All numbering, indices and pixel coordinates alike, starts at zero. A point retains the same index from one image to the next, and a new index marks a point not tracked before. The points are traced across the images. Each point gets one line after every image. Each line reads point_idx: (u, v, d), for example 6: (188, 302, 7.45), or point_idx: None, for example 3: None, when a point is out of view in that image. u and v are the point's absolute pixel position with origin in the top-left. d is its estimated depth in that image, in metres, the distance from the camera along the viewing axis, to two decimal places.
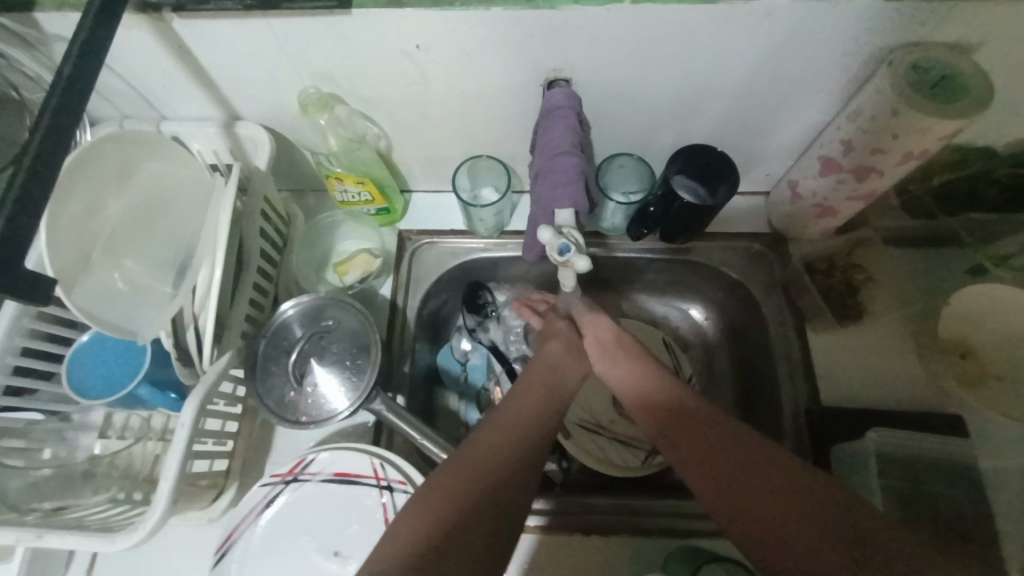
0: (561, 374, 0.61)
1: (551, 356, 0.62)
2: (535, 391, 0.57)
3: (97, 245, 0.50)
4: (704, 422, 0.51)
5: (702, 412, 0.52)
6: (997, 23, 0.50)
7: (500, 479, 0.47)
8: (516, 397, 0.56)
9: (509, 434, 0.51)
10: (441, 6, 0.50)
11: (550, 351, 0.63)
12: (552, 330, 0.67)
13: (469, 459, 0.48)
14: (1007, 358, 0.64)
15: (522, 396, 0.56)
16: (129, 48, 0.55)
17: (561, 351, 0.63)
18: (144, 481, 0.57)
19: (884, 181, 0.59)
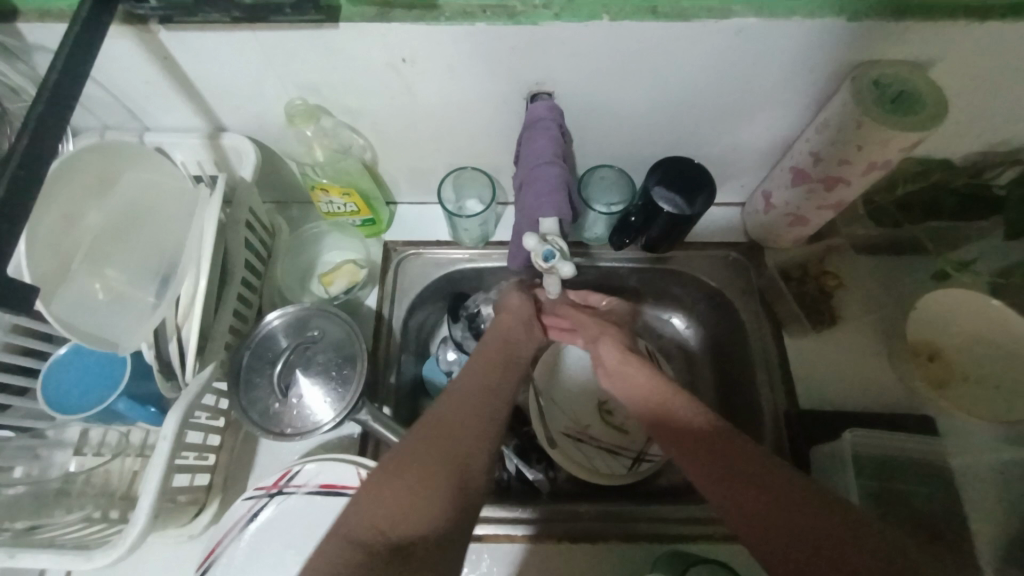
0: (515, 343, 0.64)
1: (505, 325, 0.66)
2: (491, 364, 0.59)
3: (77, 255, 0.49)
4: (716, 431, 0.49)
5: (713, 421, 0.50)
6: (958, 40, 0.51)
7: (464, 445, 0.49)
8: (472, 369, 0.58)
9: (471, 404, 0.53)
10: (427, 20, 0.50)
11: (507, 325, 0.66)
12: (507, 306, 0.69)
13: (435, 427, 0.49)
14: (975, 360, 0.65)
15: (481, 368, 0.58)
16: (110, 61, 0.55)
17: (516, 325, 0.66)
18: (121, 498, 0.58)
19: (851, 191, 0.60)
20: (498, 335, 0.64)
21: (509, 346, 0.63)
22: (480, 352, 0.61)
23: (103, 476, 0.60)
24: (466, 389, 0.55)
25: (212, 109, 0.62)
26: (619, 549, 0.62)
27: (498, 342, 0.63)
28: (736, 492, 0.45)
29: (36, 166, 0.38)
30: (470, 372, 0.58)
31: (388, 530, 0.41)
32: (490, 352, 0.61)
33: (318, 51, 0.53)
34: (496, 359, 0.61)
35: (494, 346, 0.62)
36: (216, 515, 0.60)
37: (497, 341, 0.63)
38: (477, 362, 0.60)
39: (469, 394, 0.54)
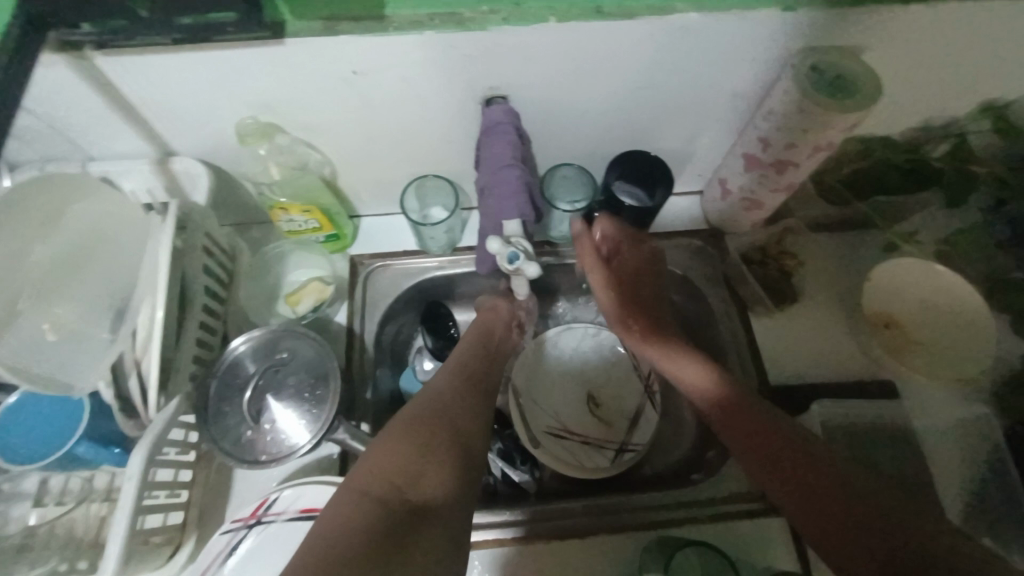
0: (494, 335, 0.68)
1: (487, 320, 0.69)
2: (472, 352, 0.64)
3: (21, 295, 0.47)
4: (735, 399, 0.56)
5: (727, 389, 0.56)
6: (886, 26, 0.54)
7: (459, 422, 0.54)
8: (454, 360, 0.63)
9: (460, 387, 0.58)
10: (376, 32, 0.50)
11: (487, 321, 0.70)
12: (491, 307, 0.72)
13: (430, 406, 0.54)
14: (926, 324, 0.69)
15: (462, 356, 0.63)
16: (44, 90, 0.52)
17: (499, 324, 0.70)
18: (90, 547, 0.56)
19: (802, 173, 0.63)
20: (480, 329, 0.68)
21: (489, 337, 0.68)
22: (460, 344, 0.66)
23: (68, 525, 0.57)
24: (453, 375, 0.60)
25: (159, 134, 0.60)
26: (611, 541, 0.63)
27: (477, 334, 0.67)
28: (772, 465, 0.51)
29: None
30: (452, 362, 0.62)
31: (404, 488, 0.45)
32: (469, 342, 0.66)
33: (266, 68, 0.52)
34: (476, 348, 0.65)
35: (473, 338, 0.67)
36: (194, 553, 0.58)
37: (476, 333, 0.67)
38: (457, 353, 0.65)
39: (457, 379, 0.59)
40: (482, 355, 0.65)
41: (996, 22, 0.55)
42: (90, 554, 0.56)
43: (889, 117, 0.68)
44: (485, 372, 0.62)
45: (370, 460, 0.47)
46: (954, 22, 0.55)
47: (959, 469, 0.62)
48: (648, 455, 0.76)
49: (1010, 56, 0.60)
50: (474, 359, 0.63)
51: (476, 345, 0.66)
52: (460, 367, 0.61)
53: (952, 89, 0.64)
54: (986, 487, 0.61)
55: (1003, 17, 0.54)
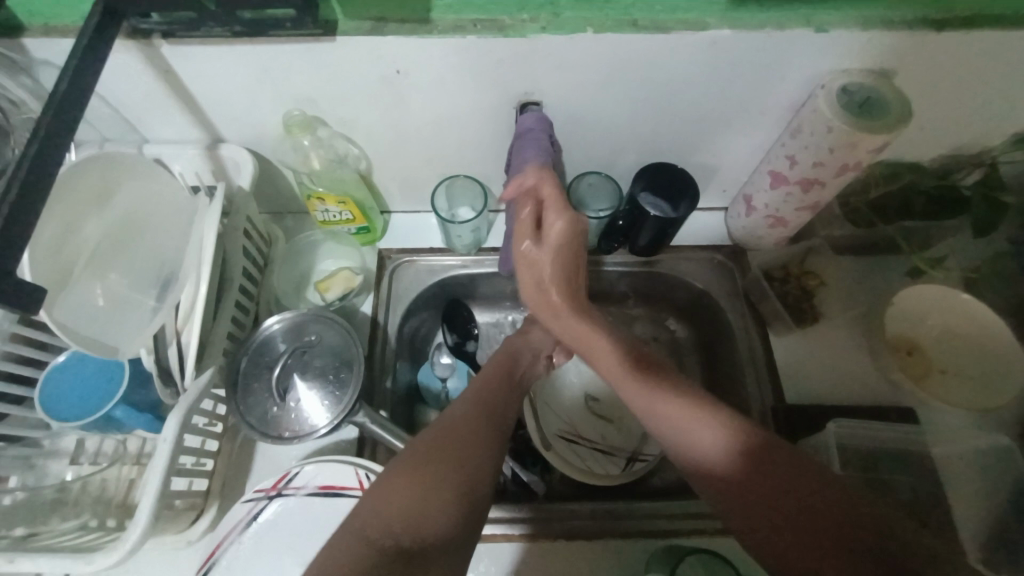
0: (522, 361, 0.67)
1: (518, 341, 0.69)
2: (494, 380, 0.62)
3: (79, 262, 0.50)
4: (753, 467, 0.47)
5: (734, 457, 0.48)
6: (919, 50, 0.55)
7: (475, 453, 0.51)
8: (477, 386, 0.61)
9: (474, 415, 0.55)
10: (420, 34, 0.53)
11: (515, 346, 0.68)
12: (524, 334, 0.70)
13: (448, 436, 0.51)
14: (948, 353, 0.68)
15: (484, 384, 0.61)
16: (113, 75, 0.57)
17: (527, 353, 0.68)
18: (118, 506, 0.59)
19: (828, 192, 0.63)
20: (509, 355, 0.67)
21: (517, 361, 0.66)
22: (485, 369, 0.64)
23: (100, 484, 0.60)
24: (469, 403, 0.57)
25: (210, 121, 0.64)
26: (617, 545, 0.63)
27: (506, 360, 0.66)
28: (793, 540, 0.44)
29: (43, 171, 0.39)
30: (474, 389, 0.60)
31: (401, 533, 0.43)
32: (494, 369, 0.64)
33: (315, 64, 0.55)
34: (502, 374, 0.63)
35: (499, 363, 0.65)
36: (213, 521, 0.60)
37: (505, 360, 0.65)
38: (480, 379, 0.63)
39: (473, 407, 0.56)
40: (504, 382, 0.62)
41: None
42: (117, 513, 0.58)
43: (919, 143, 0.68)
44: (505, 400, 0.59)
45: (376, 496, 0.46)
46: (989, 49, 0.55)
47: (978, 504, 0.61)
48: (659, 466, 0.77)
49: None
50: (499, 385, 0.61)
51: (501, 371, 0.64)
52: (478, 395, 0.58)
53: (984, 117, 0.64)
54: (1005, 523, 0.60)
55: None
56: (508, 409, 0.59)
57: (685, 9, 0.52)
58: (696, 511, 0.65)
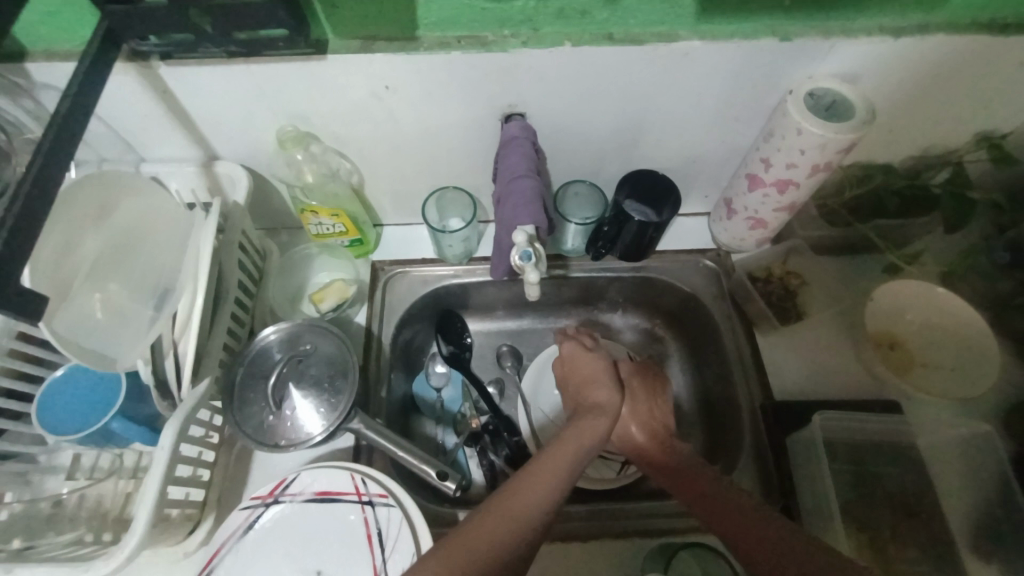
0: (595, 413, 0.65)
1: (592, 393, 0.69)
2: (543, 487, 0.51)
3: (75, 278, 0.51)
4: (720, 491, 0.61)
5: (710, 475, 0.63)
6: (880, 55, 0.58)
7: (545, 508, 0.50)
8: (526, 486, 0.50)
9: (538, 491, 0.50)
10: (407, 51, 0.55)
11: (572, 444, 0.58)
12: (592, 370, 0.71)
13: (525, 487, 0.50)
14: (928, 346, 0.71)
15: (533, 482, 0.51)
16: (112, 96, 0.59)
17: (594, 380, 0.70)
18: (114, 520, 0.59)
19: (803, 192, 0.65)
20: (567, 454, 0.56)
21: (573, 462, 0.56)
22: (540, 461, 0.54)
23: (97, 498, 0.60)
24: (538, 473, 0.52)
25: (206, 140, 0.66)
26: (613, 546, 0.63)
27: (562, 460, 0.55)
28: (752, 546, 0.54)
29: (47, 185, 0.40)
30: (522, 490, 0.49)
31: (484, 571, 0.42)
32: (550, 465, 0.53)
33: (307, 82, 0.58)
34: (557, 476, 0.53)
35: (554, 460, 0.54)
36: (210, 532, 0.61)
37: (562, 459, 0.55)
38: (532, 471, 0.53)
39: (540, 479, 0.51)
40: (554, 485, 0.51)
41: (986, 56, 0.59)
42: (113, 528, 0.58)
43: (887, 144, 0.71)
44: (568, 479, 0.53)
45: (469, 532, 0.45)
46: (947, 53, 0.58)
47: (966, 492, 0.63)
48: None
49: (1000, 89, 0.63)
50: (546, 492, 0.50)
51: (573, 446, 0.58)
52: (514, 498, 0.48)
53: (948, 118, 0.67)
54: (992, 509, 0.61)
55: (991, 51, 0.58)
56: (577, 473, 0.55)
57: (657, 22, 0.55)
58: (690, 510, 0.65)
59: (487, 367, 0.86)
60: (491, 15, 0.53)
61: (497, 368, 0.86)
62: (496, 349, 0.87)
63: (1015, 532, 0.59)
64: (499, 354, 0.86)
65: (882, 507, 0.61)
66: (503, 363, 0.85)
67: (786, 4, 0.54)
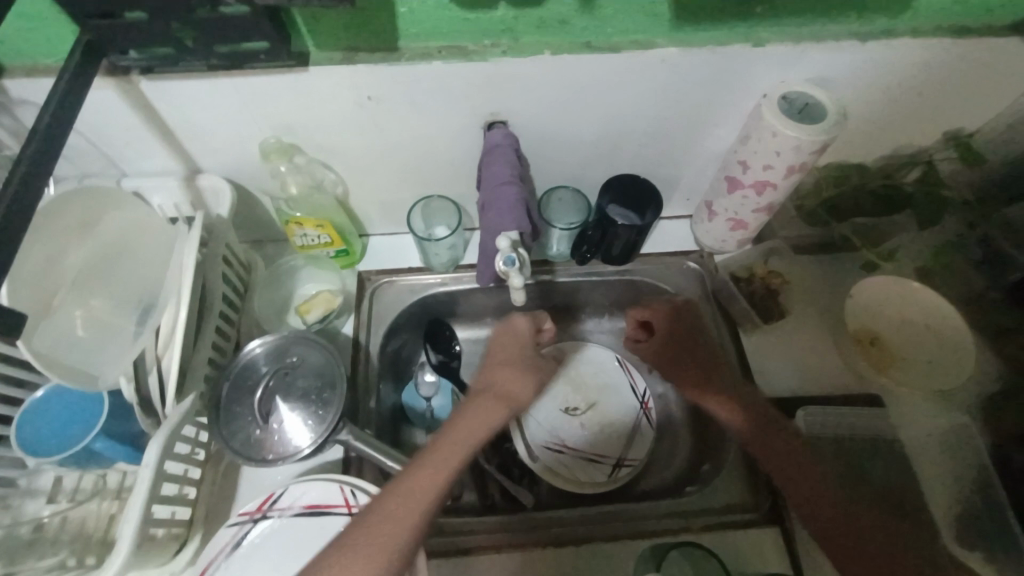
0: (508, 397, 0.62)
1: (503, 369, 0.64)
2: (420, 500, 0.50)
3: (59, 291, 0.51)
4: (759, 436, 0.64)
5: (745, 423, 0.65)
6: (849, 59, 0.60)
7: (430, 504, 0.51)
8: (401, 491, 0.50)
9: (422, 488, 0.51)
10: (390, 62, 0.56)
11: (459, 442, 0.55)
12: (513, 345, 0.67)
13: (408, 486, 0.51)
14: (907, 340, 0.72)
15: (409, 494, 0.50)
16: (92, 111, 0.58)
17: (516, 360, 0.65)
18: (98, 543, 0.58)
19: (781, 194, 0.67)
20: (454, 453, 0.54)
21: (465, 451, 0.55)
22: (419, 470, 0.52)
23: (79, 521, 0.59)
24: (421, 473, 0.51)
25: (188, 153, 0.66)
26: (606, 549, 0.64)
27: (446, 464, 0.53)
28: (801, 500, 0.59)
29: (27, 202, 0.40)
30: (398, 495, 0.50)
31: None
32: (430, 473, 0.52)
33: (291, 94, 0.58)
34: (441, 475, 0.52)
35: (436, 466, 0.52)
36: (198, 550, 0.59)
37: (445, 465, 0.53)
38: (413, 478, 0.51)
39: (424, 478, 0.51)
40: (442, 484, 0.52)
41: (948, 59, 0.61)
42: (96, 550, 0.57)
43: (859, 145, 0.74)
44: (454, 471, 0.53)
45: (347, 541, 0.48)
46: (912, 58, 0.60)
47: (948, 482, 0.64)
48: (646, 472, 0.79)
49: (963, 91, 0.66)
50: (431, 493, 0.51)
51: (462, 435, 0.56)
52: (394, 502, 0.49)
53: (915, 119, 0.70)
54: (973, 497, 0.63)
55: (954, 54, 0.61)
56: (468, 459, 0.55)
57: (634, 31, 0.56)
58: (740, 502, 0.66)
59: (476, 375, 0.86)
60: (472, 25, 0.54)
61: None
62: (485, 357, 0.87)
63: (995, 519, 0.61)
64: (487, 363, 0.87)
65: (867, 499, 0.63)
66: None
67: (758, 12, 0.55)
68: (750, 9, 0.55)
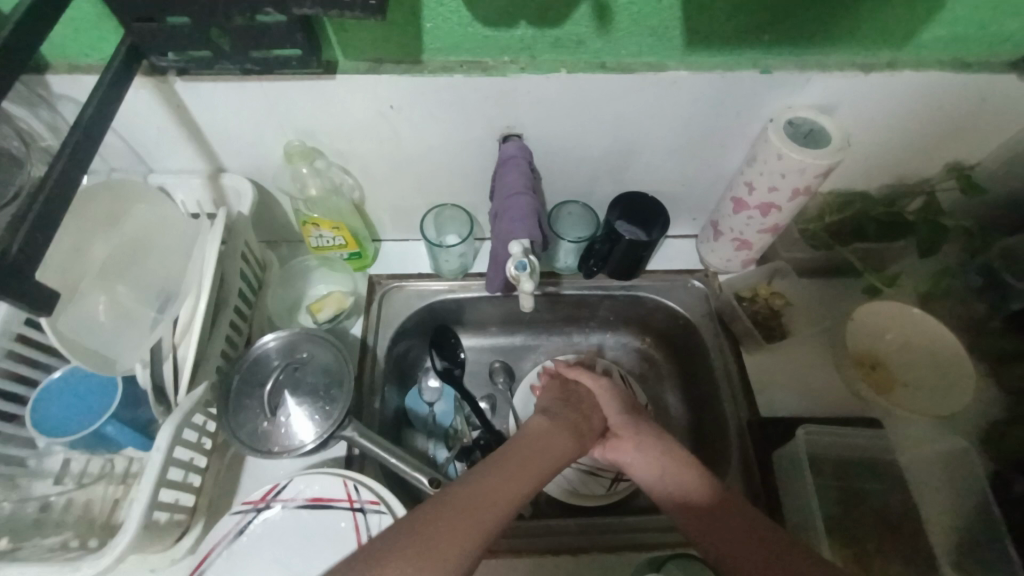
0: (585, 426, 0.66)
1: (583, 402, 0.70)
2: (513, 489, 0.50)
3: (84, 278, 0.53)
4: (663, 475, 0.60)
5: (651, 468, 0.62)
6: (854, 89, 0.62)
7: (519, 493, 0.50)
8: (495, 478, 0.50)
9: (520, 482, 0.51)
10: (413, 73, 0.59)
11: (541, 456, 0.56)
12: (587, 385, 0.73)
13: (501, 474, 0.51)
14: (908, 364, 0.73)
15: (506, 480, 0.50)
16: (128, 109, 0.61)
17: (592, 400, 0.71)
18: (100, 528, 0.58)
19: (785, 215, 0.69)
20: (539, 463, 0.55)
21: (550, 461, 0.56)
22: (510, 466, 0.52)
23: (85, 504, 0.60)
24: (517, 467, 0.52)
25: (214, 153, 0.68)
26: (602, 559, 0.64)
27: (532, 474, 0.53)
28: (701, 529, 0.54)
29: (66, 188, 0.42)
30: (494, 481, 0.50)
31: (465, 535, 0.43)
32: (518, 476, 0.52)
33: (315, 100, 0.61)
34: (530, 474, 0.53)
35: (521, 472, 0.52)
36: (199, 539, 0.60)
37: (532, 469, 0.53)
38: (502, 474, 0.51)
39: (519, 472, 0.52)
40: (531, 482, 0.52)
41: (950, 92, 0.63)
42: (99, 534, 0.58)
43: (861, 172, 0.76)
44: (545, 471, 0.54)
45: (441, 504, 0.46)
46: (915, 89, 0.62)
47: (948, 509, 0.64)
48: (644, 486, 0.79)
49: (966, 122, 0.67)
50: (525, 484, 0.51)
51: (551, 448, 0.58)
52: (494, 485, 0.49)
53: (917, 149, 0.71)
54: (973, 526, 0.63)
55: (957, 87, 0.62)
56: (552, 469, 0.56)
57: (646, 53, 0.59)
58: None
59: (478, 383, 0.87)
60: (491, 41, 0.57)
61: (489, 385, 0.87)
62: (488, 365, 0.88)
63: (995, 548, 0.61)
64: (490, 371, 0.88)
65: (865, 523, 0.63)
66: (495, 380, 0.87)
67: (766, 40, 0.58)
68: (758, 37, 0.57)
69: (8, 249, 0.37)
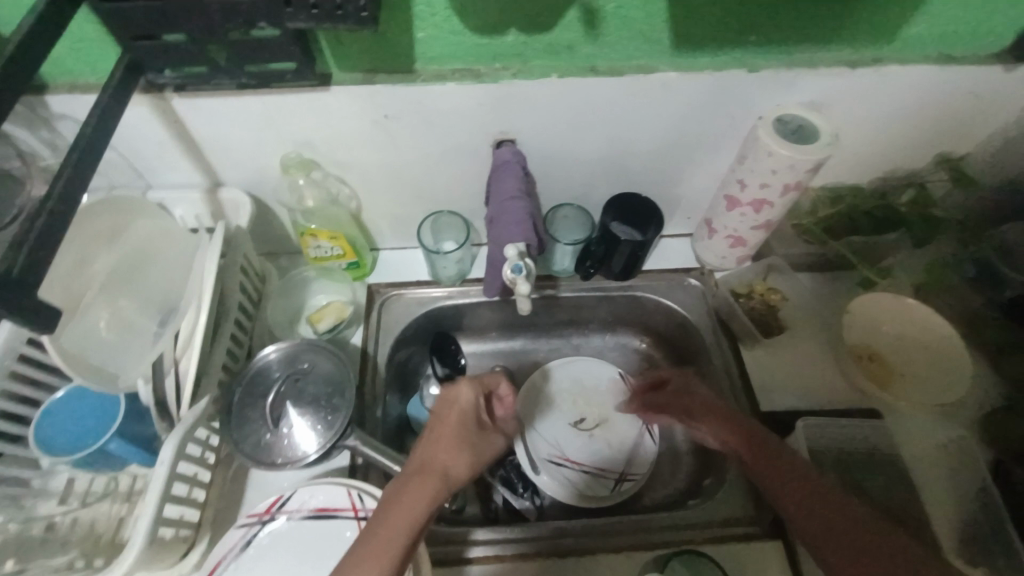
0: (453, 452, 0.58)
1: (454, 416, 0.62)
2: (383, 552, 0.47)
3: (87, 291, 0.53)
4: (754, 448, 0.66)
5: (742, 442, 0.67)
6: (840, 85, 0.63)
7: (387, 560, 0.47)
8: (358, 553, 0.47)
9: (382, 545, 0.48)
10: (407, 83, 0.59)
11: (409, 497, 0.51)
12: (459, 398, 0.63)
13: (367, 541, 0.48)
14: (905, 355, 0.74)
15: (369, 550, 0.47)
16: (126, 127, 0.62)
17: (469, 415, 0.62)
18: (106, 545, 0.58)
19: (778, 211, 0.70)
20: (408, 507, 0.51)
21: (422, 504, 0.51)
22: (378, 523, 0.49)
23: (90, 522, 0.60)
24: (379, 527, 0.49)
25: (212, 168, 0.69)
26: (609, 559, 0.64)
27: (399, 522, 0.49)
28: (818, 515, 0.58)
29: (68, 207, 0.42)
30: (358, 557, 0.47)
31: None
32: (387, 532, 0.49)
33: (311, 112, 0.62)
34: (399, 526, 0.49)
35: (391, 522, 0.49)
36: (205, 553, 0.60)
37: (399, 518, 0.50)
38: (370, 539, 0.48)
39: (383, 533, 0.49)
40: (399, 538, 0.48)
41: (934, 86, 0.64)
42: (105, 552, 0.57)
43: (851, 166, 0.77)
44: (417, 512, 0.51)
45: None
46: (900, 84, 0.64)
47: (952, 498, 0.65)
48: (647, 486, 0.79)
49: (951, 115, 0.69)
50: (391, 544, 0.48)
51: (423, 486, 0.53)
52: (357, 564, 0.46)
53: (906, 142, 0.73)
54: (975, 511, 0.63)
55: (941, 81, 0.64)
56: (425, 509, 0.51)
57: (636, 57, 0.60)
58: (744, 514, 0.66)
59: None
60: (483, 49, 0.58)
61: None
62: (488, 371, 0.89)
63: (997, 536, 0.61)
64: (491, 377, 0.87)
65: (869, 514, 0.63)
66: None
67: (753, 39, 0.59)
68: (745, 37, 0.59)
69: (12, 267, 0.37)
